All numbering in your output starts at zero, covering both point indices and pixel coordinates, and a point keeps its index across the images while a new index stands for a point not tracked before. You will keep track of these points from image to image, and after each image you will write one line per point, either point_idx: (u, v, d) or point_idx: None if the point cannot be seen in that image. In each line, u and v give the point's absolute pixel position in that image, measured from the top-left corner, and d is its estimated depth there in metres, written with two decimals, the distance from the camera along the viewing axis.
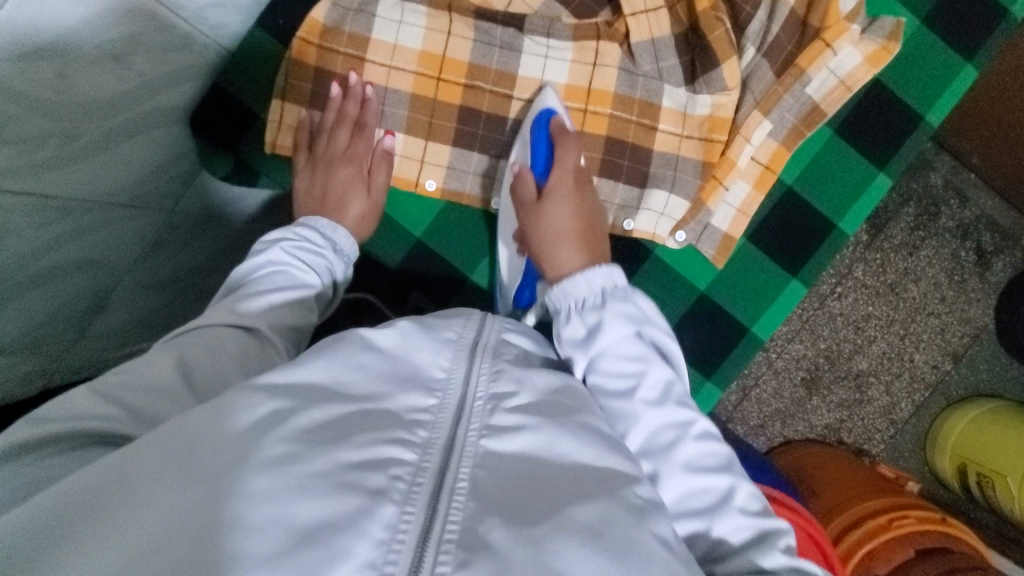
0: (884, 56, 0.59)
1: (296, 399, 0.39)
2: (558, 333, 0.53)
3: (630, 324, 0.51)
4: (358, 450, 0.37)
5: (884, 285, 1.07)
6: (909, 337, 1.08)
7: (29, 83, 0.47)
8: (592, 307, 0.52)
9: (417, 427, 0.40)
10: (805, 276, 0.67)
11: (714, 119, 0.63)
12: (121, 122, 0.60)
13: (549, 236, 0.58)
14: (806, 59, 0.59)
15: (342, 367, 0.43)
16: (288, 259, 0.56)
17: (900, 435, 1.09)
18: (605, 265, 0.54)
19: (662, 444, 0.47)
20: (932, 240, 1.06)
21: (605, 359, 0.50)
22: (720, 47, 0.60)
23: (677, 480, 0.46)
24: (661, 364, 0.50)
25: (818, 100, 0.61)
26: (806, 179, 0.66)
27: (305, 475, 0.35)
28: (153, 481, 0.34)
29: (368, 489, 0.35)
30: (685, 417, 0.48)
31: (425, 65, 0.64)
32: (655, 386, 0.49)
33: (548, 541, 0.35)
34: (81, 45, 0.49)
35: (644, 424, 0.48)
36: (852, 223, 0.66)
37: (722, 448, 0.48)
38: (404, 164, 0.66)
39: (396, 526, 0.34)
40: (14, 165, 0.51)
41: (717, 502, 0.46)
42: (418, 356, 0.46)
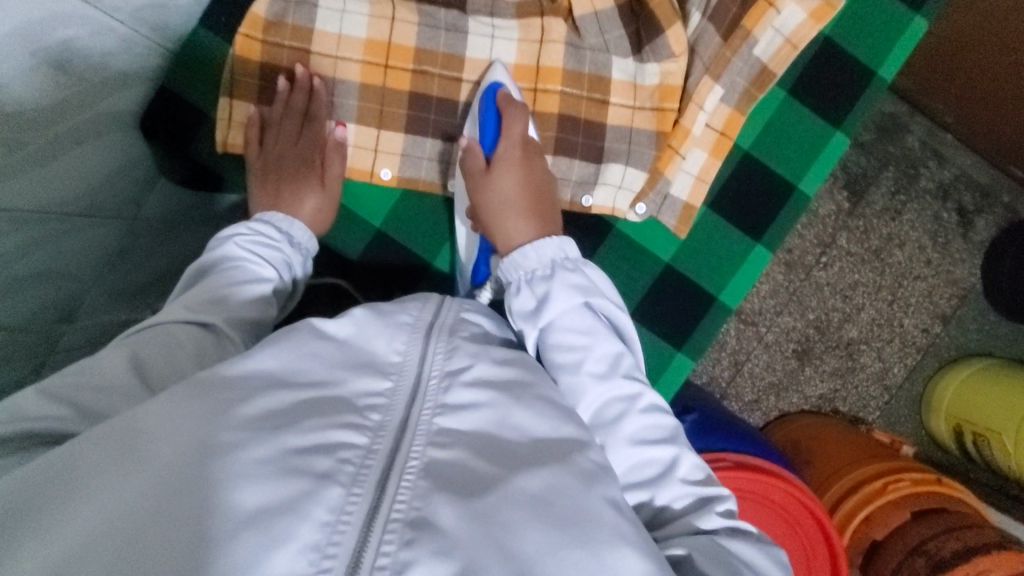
0: (828, 11, 0.58)
1: (247, 387, 0.39)
2: (509, 304, 0.54)
3: (580, 297, 0.51)
4: (308, 436, 0.37)
5: (869, 252, 1.07)
6: (897, 303, 1.07)
7: None
8: (543, 279, 0.53)
9: (371, 411, 0.40)
10: (770, 241, 0.67)
11: (664, 88, 0.63)
12: (67, 128, 0.59)
13: (499, 206, 0.59)
14: (751, 20, 0.58)
15: (294, 355, 0.42)
16: (243, 254, 0.56)
17: (894, 401, 1.09)
18: (557, 237, 0.55)
19: (609, 415, 0.49)
20: (914, 203, 1.06)
21: (555, 331, 0.51)
22: (663, 14, 0.61)
23: (624, 451, 0.48)
24: (610, 336, 0.51)
25: (766, 61, 0.61)
26: (765, 143, 0.66)
27: (254, 461, 0.35)
28: (101, 473, 0.34)
29: (315, 474, 0.35)
30: (631, 390, 0.49)
31: (371, 53, 0.63)
32: (603, 359, 0.50)
33: (496, 513, 0.36)
34: (14, 50, 0.48)
35: (590, 395, 0.49)
36: (812, 182, 0.66)
37: (668, 421, 0.49)
38: (358, 155, 0.66)
39: (342, 508, 0.34)
40: None
41: (658, 473, 0.47)
42: (374, 342, 0.46)
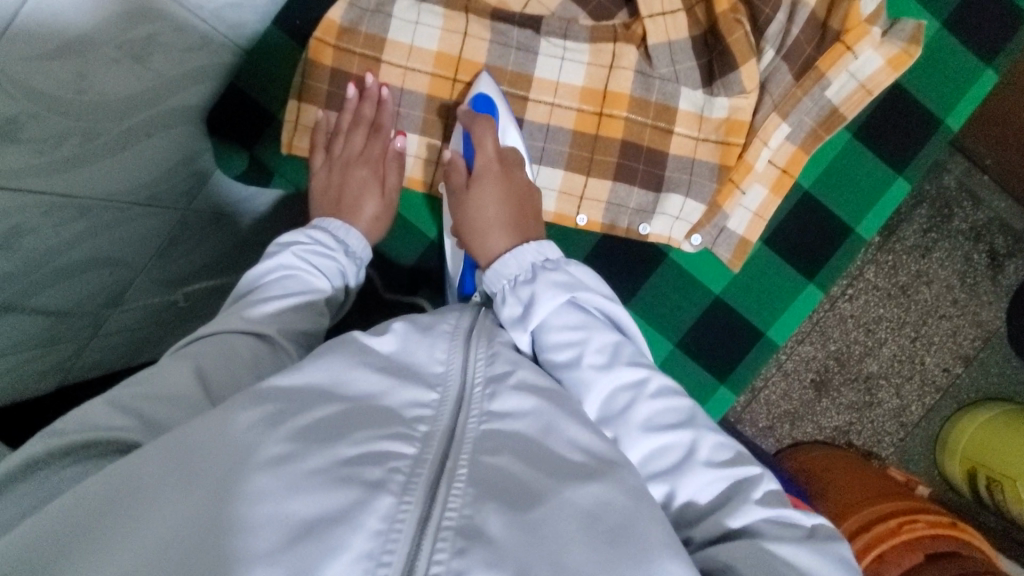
0: (906, 60, 0.59)
1: (294, 402, 0.39)
2: (499, 315, 0.53)
3: (567, 292, 0.50)
4: (356, 446, 0.36)
5: (895, 288, 1.06)
6: (920, 340, 1.07)
7: (49, 81, 0.48)
8: (525, 283, 0.52)
9: (418, 423, 0.40)
10: (822, 281, 0.66)
11: (731, 122, 0.62)
12: (139, 122, 0.60)
13: (482, 226, 0.59)
14: (827, 62, 0.59)
15: (342, 367, 0.43)
16: (300, 263, 0.56)
17: (910, 438, 1.09)
18: (535, 242, 0.55)
19: (618, 405, 0.47)
20: (945, 242, 1.05)
21: (548, 331, 0.50)
22: (740, 51, 0.59)
23: (640, 442, 0.46)
24: (606, 328, 0.50)
25: (837, 104, 0.61)
26: (824, 183, 0.66)
27: (302, 472, 0.35)
28: (158, 487, 0.34)
29: (365, 482, 0.35)
30: (637, 377, 0.48)
31: (441, 66, 0.64)
32: (605, 351, 0.48)
33: (541, 524, 0.35)
34: (101, 45, 0.50)
35: (598, 390, 0.47)
36: (870, 226, 0.66)
37: (682, 403, 0.48)
38: (420, 166, 0.67)
39: (393, 516, 0.34)
40: (35, 164, 0.52)
41: (680, 460, 0.45)
42: (416, 353, 0.46)
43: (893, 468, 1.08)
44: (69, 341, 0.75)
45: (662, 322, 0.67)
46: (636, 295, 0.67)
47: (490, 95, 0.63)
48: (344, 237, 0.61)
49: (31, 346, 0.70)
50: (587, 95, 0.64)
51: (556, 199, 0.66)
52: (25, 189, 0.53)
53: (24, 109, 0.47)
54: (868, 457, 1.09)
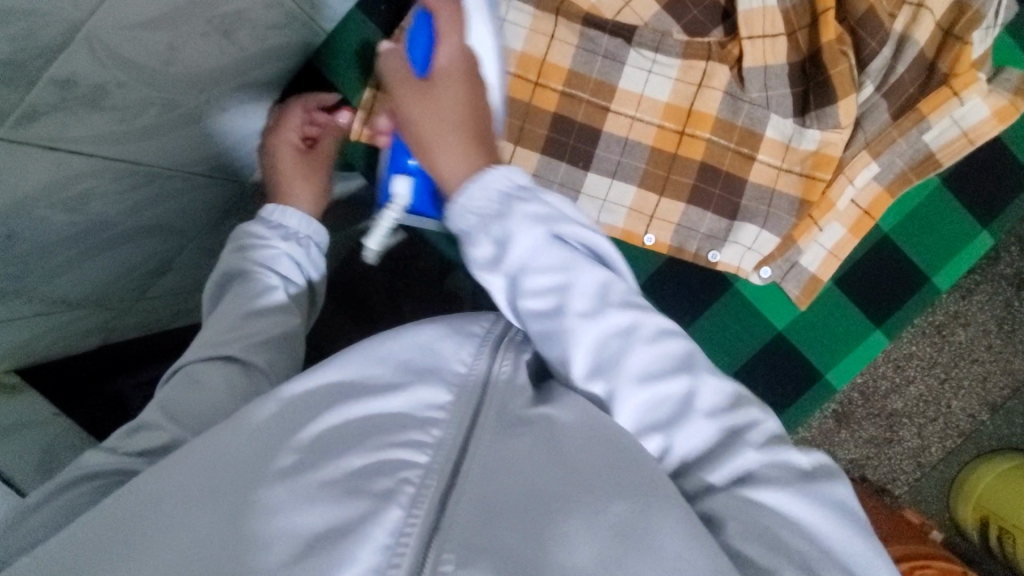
0: (1012, 113, 0.56)
1: (312, 402, 0.39)
2: (465, 256, 0.46)
3: (509, 230, 0.43)
4: (366, 455, 0.36)
5: (931, 326, 1.01)
6: (948, 382, 1.03)
7: (140, 51, 0.47)
8: (494, 217, 0.44)
9: (432, 426, 0.38)
10: (889, 328, 0.65)
11: (819, 156, 0.60)
12: (215, 95, 0.59)
13: (425, 132, 0.50)
14: (930, 105, 0.57)
15: (364, 364, 0.41)
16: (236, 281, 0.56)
17: (924, 479, 1.06)
18: (504, 166, 0.46)
19: (612, 357, 0.43)
20: (986, 286, 1.00)
21: (523, 271, 0.44)
22: (841, 84, 0.57)
23: (635, 402, 0.42)
24: (587, 265, 0.44)
25: (934, 149, 0.58)
26: (904, 229, 0.63)
27: (313, 483, 0.34)
28: (177, 497, 0.34)
29: (373, 494, 0.34)
30: (628, 322, 0.43)
31: (523, 68, 0.62)
32: (544, 272, 0.44)
33: (544, 533, 0.34)
34: (193, 18, 0.49)
35: (584, 341, 0.43)
36: (947, 277, 0.64)
37: (680, 344, 0.44)
38: None
39: (401, 530, 0.33)
40: (114, 131, 0.51)
41: (678, 410, 0.42)
42: (445, 349, 0.43)
43: (906, 507, 1.05)
44: (119, 302, 0.75)
45: (718, 351, 0.66)
46: (693, 322, 0.66)
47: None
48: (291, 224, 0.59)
49: (84, 306, 0.70)
50: (680, 116, 0.62)
51: (625, 215, 0.64)
52: (99, 154, 0.52)
53: (111, 77, 0.46)
54: (879, 493, 1.06)
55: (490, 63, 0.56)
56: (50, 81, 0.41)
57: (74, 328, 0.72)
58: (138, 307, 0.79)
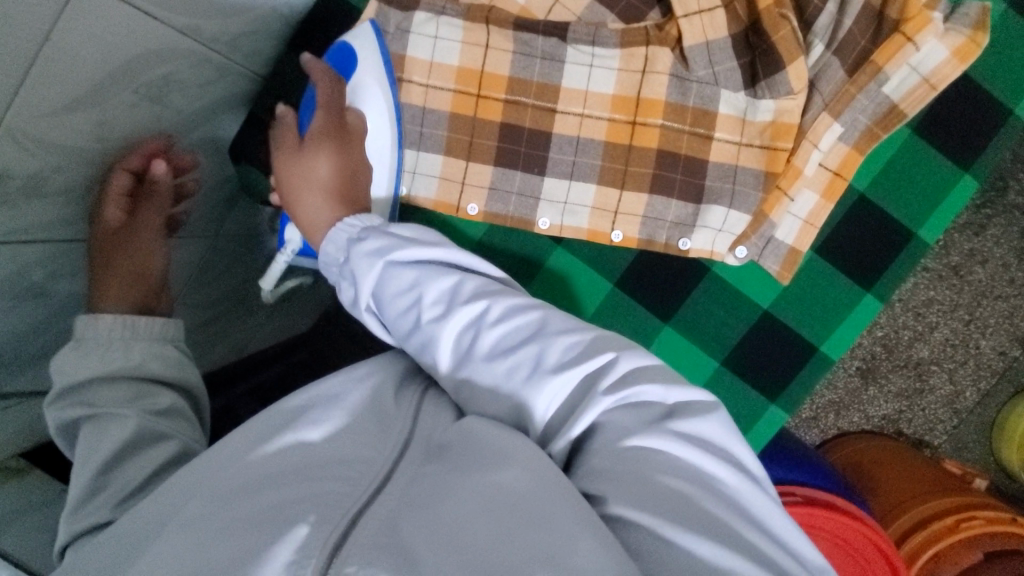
0: (972, 50, 0.53)
1: (249, 438, 0.39)
2: (344, 302, 0.49)
3: (377, 258, 0.46)
4: (285, 492, 0.34)
5: (947, 268, 0.97)
6: (975, 323, 0.99)
7: (68, 133, 0.47)
8: (343, 264, 0.48)
9: (362, 461, 0.37)
10: (881, 290, 0.62)
11: (777, 125, 0.58)
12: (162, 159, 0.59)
13: (304, 186, 0.53)
14: (884, 56, 0.53)
15: (306, 397, 0.42)
16: (82, 403, 0.48)
17: (963, 426, 1.02)
18: (346, 217, 0.50)
19: (495, 354, 0.43)
20: (1002, 219, 0.95)
21: (383, 294, 0.46)
22: (786, 49, 0.55)
23: (532, 399, 0.41)
24: (436, 273, 0.45)
25: (897, 101, 0.56)
26: (881, 185, 0.61)
27: (225, 515, 0.33)
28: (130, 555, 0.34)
29: (281, 521, 0.32)
30: (475, 310, 0.44)
31: (463, 82, 0.61)
32: (400, 290, 0.45)
33: (464, 538, 0.31)
34: (118, 92, 0.48)
35: (443, 340, 0.44)
36: (934, 228, 0.61)
37: (533, 315, 0.44)
38: (445, 187, 0.63)
39: (304, 552, 0.30)
40: (62, 213, 0.51)
41: (528, 377, 0.41)
42: (385, 388, 0.45)
43: (947, 459, 1.02)
44: None
45: (706, 338, 0.64)
46: (675, 312, 0.64)
47: (358, 48, 0.57)
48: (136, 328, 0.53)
49: None
50: (629, 104, 0.59)
51: (588, 215, 0.62)
52: (55, 237, 0.52)
53: (45, 164, 0.46)
54: (918, 447, 1.03)
55: (381, 133, 0.58)
56: None
57: None
58: None
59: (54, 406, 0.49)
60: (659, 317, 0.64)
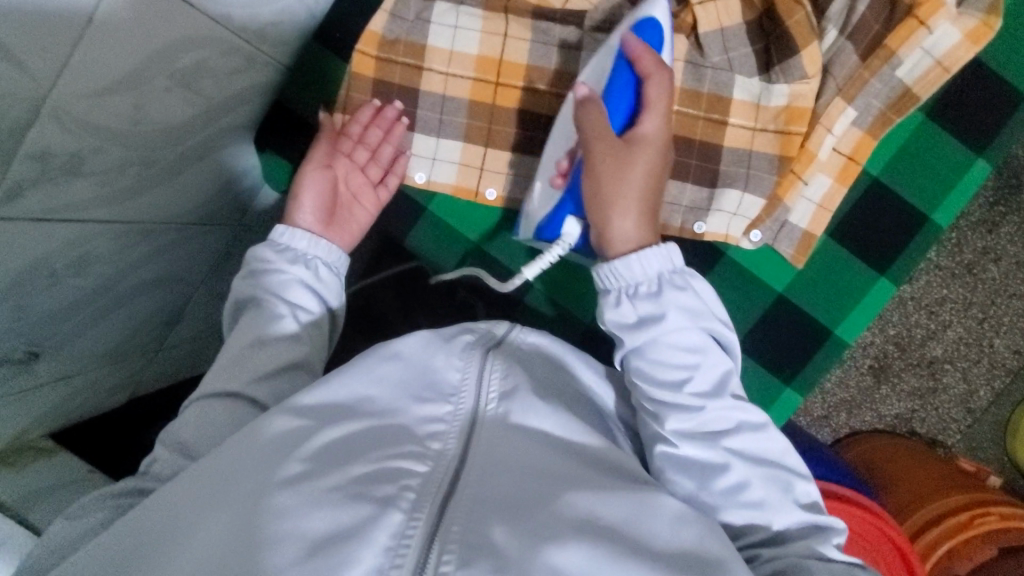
0: (986, 32, 0.54)
1: (315, 419, 0.43)
2: (606, 314, 0.53)
3: (683, 314, 0.50)
4: (370, 464, 0.39)
5: (960, 266, 0.98)
6: (988, 322, 0.98)
7: (107, 115, 0.48)
8: (647, 295, 0.51)
9: (430, 440, 0.42)
10: (895, 274, 0.62)
11: (791, 110, 0.58)
12: (192, 146, 0.60)
13: (598, 201, 0.53)
14: (897, 40, 0.55)
15: (360, 383, 0.46)
16: (257, 293, 0.57)
17: (978, 425, 1.01)
18: (661, 246, 0.52)
19: (709, 433, 0.49)
20: (1015, 216, 0.95)
21: (659, 349, 0.50)
22: (800, 33, 0.56)
23: (718, 474, 0.48)
24: (718, 356, 0.51)
25: (910, 84, 0.56)
26: (893, 170, 0.62)
27: (319, 489, 0.37)
28: (192, 515, 0.38)
29: (377, 498, 0.37)
30: (744, 411, 0.50)
31: (482, 71, 0.62)
32: (686, 350, 0.50)
33: (545, 528, 0.38)
34: (153, 77, 0.50)
35: (690, 422, 0.49)
36: (948, 212, 0.62)
37: (762, 422, 0.50)
38: (464, 173, 0.65)
39: (402, 533, 0.35)
40: (97, 196, 0.53)
41: (770, 483, 0.48)
42: (435, 360, 0.48)
43: (961, 458, 1.01)
44: (138, 358, 0.78)
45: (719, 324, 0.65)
46: None
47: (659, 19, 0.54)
48: (296, 242, 0.60)
49: (103, 366, 0.73)
50: None
51: None
52: (92, 218, 0.54)
53: (84, 144, 0.48)
54: (932, 446, 1.02)
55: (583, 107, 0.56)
56: (25, 157, 0.43)
57: (99, 387, 0.76)
58: (157, 359, 0.83)
59: (239, 284, 0.58)
60: None
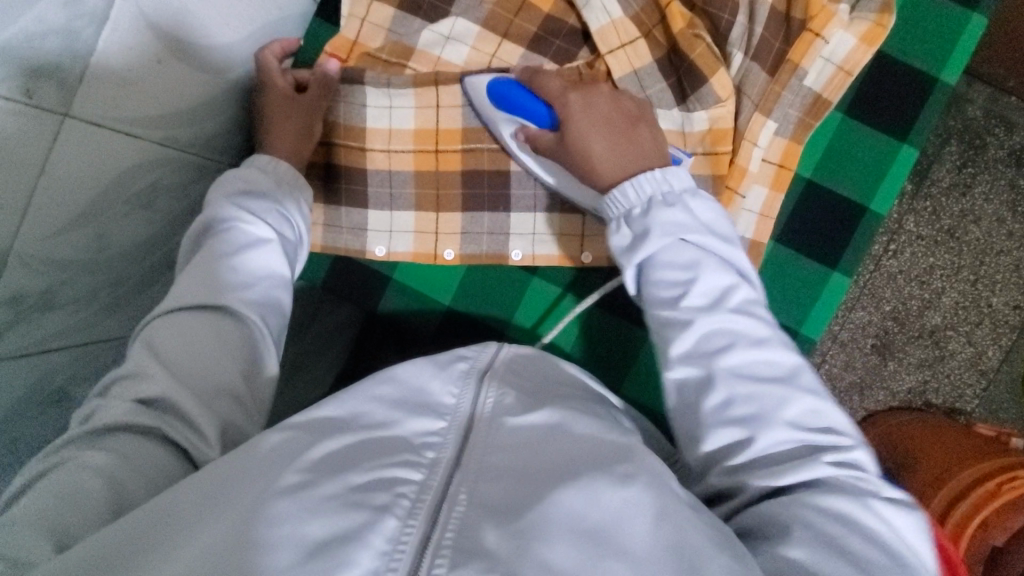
0: (881, 32, 0.58)
1: (310, 433, 0.41)
2: (608, 244, 0.54)
3: (675, 231, 0.50)
4: (366, 473, 0.38)
5: (941, 233, 0.97)
6: (982, 282, 0.97)
7: (74, 250, 0.50)
8: (638, 216, 0.52)
9: (427, 449, 0.41)
10: (847, 266, 0.64)
11: (714, 132, 0.61)
12: (159, 259, 0.63)
13: (581, 157, 0.56)
14: (799, 53, 0.58)
15: (358, 402, 0.45)
16: (238, 211, 0.57)
17: (994, 386, 0.98)
18: (659, 170, 0.53)
19: (707, 350, 0.47)
20: (985, 175, 0.96)
21: (658, 268, 0.51)
22: (706, 63, 0.59)
23: (713, 388, 0.46)
24: (719, 268, 0.50)
25: (819, 90, 0.60)
26: (825, 169, 0.64)
27: (316, 497, 0.36)
28: (190, 520, 0.36)
29: (373, 506, 0.36)
30: (739, 323, 0.48)
31: (421, 142, 0.66)
32: (678, 268, 0.50)
33: (532, 529, 0.36)
34: (112, 204, 0.52)
35: (691, 332, 0.48)
36: (884, 201, 0.64)
37: (760, 327, 0.48)
38: (421, 239, 0.68)
39: (398, 538, 0.35)
40: (74, 322, 0.54)
41: (769, 414, 0.45)
42: (430, 385, 0.47)
43: (980, 423, 0.98)
44: None
45: None
46: None
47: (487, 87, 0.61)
48: (275, 172, 0.61)
49: None
50: None
51: (557, 243, 0.67)
52: (71, 344, 0.55)
53: (55, 279, 0.49)
54: (951, 415, 0.99)
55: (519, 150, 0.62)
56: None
57: None
58: None
59: (219, 202, 0.57)
60: (642, 328, 0.68)
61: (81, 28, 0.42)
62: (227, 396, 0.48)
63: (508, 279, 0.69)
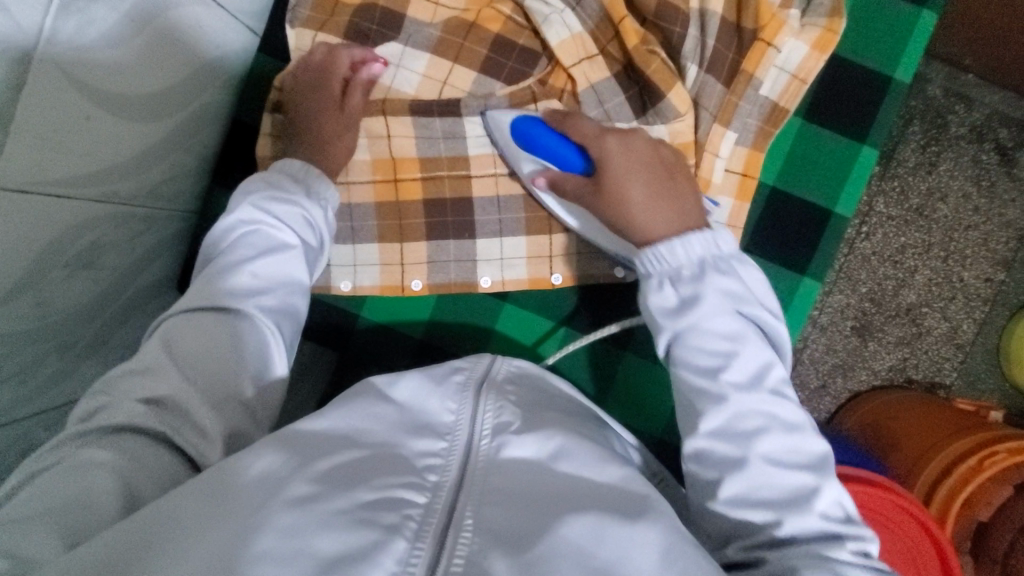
0: (831, 38, 0.58)
1: (311, 447, 0.39)
2: (648, 303, 0.53)
3: (734, 304, 0.51)
4: (375, 490, 0.36)
5: (910, 212, 0.98)
6: (952, 257, 0.98)
7: (14, 321, 0.47)
8: (690, 278, 0.52)
9: (429, 471, 0.39)
10: (816, 271, 0.64)
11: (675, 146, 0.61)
12: (109, 314, 0.60)
13: (614, 202, 0.55)
14: (752, 63, 0.58)
15: (356, 418, 0.43)
16: (262, 212, 0.55)
17: (971, 359, 0.99)
18: (708, 231, 0.53)
19: (738, 432, 0.47)
20: (948, 153, 0.97)
21: (699, 336, 0.50)
22: (662, 78, 0.60)
23: (742, 473, 0.46)
24: (762, 348, 0.50)
25: (776, 98, 0.60)
26: (788, 175, 0.64)
27: (326, 512, 0.35)
28: (179, 526, 0.34)
29: (382, 526, 0.35)
30: (780, 406, 0.48)
31: (380, 173, 0.65)
32: (723, 339, 0.50)
33: (541, 562, 0.34)
34: (51, 270, 0.49)
35: (730, 405, 0.48)
36: (848, 203, 0.64)
37: (794, 409, 0.49)
38: (387, 272, 0.66)
39: (407, 559, 0.33)
40: (19, 397, 0.51)
41: (796, 497, 0.45)
42: (427, 404, 0.45)
43: (960, 398, 0.98)
44: None
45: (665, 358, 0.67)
46: (631, 339, 0.68)
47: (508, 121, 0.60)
48: (309, 178, 0.59)
49: None
50: None
51: (526, 266, 0.66)
52: (23, 417, 0.52)
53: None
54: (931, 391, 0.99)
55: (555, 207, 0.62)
56: None
57: None
58: None
59: (257, 176, 0.58)
60: (618, 347, 0.68)
61: (11, 108, 0.40)
62: (240, 418, 0.46)
63: (483, 300, 0.67)
